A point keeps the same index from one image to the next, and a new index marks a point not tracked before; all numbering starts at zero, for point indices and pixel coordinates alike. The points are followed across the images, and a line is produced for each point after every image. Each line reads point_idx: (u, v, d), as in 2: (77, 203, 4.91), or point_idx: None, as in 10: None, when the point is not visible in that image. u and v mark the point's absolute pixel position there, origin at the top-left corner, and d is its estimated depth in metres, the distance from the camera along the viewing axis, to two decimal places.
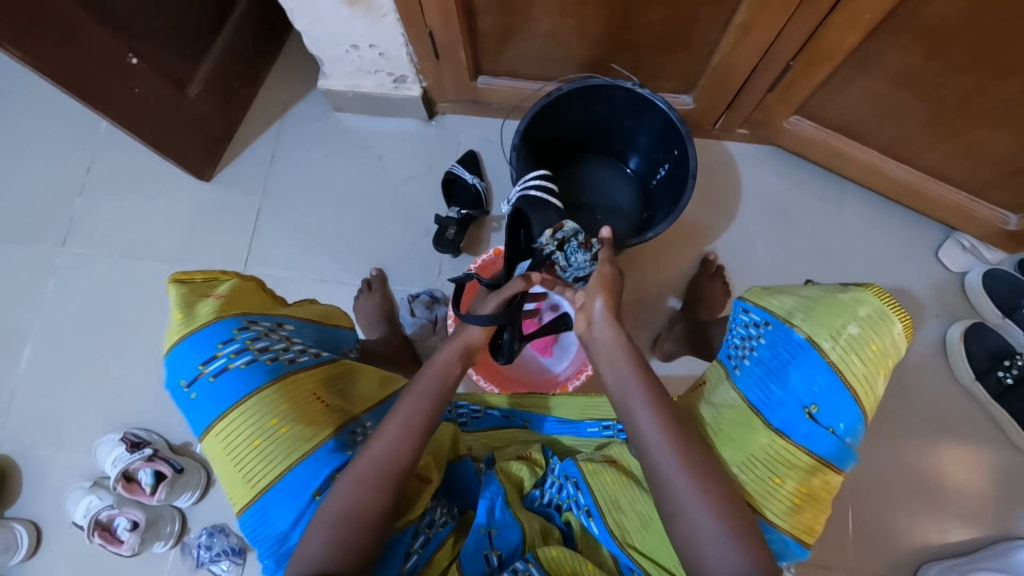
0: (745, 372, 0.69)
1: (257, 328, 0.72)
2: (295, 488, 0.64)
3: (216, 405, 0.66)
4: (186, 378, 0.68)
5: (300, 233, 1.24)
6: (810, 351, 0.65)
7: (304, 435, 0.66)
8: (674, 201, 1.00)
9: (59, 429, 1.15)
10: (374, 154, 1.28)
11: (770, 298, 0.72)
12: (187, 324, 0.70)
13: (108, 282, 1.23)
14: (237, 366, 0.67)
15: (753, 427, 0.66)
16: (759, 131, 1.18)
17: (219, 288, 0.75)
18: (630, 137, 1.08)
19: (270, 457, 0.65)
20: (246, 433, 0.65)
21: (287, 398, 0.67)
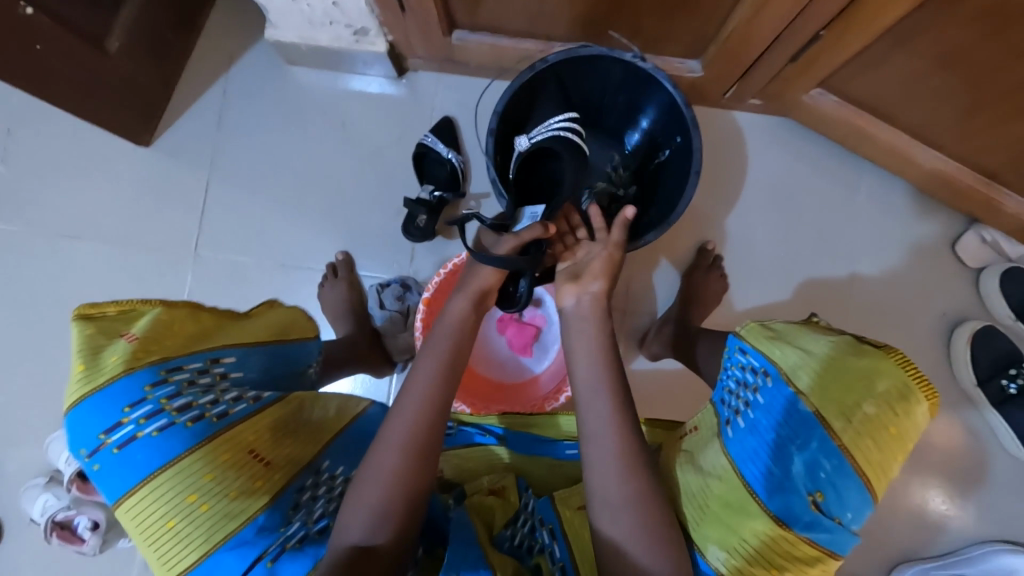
0: (738, 437, 0.61)
1: (179, 377, 0.64)
2: (218, 573, 0.59)
3: (123, 480, 0.59)
4: (87, 448, 0.60)
5: (255, 210, 1.12)
6: (817, 429, 0.56)
7: (228, 511, 0.60)
8: (672, 196, 0.88)
9: (8, 420, 1.09)
10: (336, 118, 1.13)
11: (772, 345, 0.62)
12: (90, 377, 0.61)
13: (44, 262, 1.12)
14: (148, 434, 0.60)
15: (746, 511, 0.58)
16: (774, 103, 1.03)
17: (135, 324, 0.66)
18: (622, 117, 0.94)
19: (189, 539, 0.59)
20: (161, 513, 0.59)
21: (209, 468, 0.60)
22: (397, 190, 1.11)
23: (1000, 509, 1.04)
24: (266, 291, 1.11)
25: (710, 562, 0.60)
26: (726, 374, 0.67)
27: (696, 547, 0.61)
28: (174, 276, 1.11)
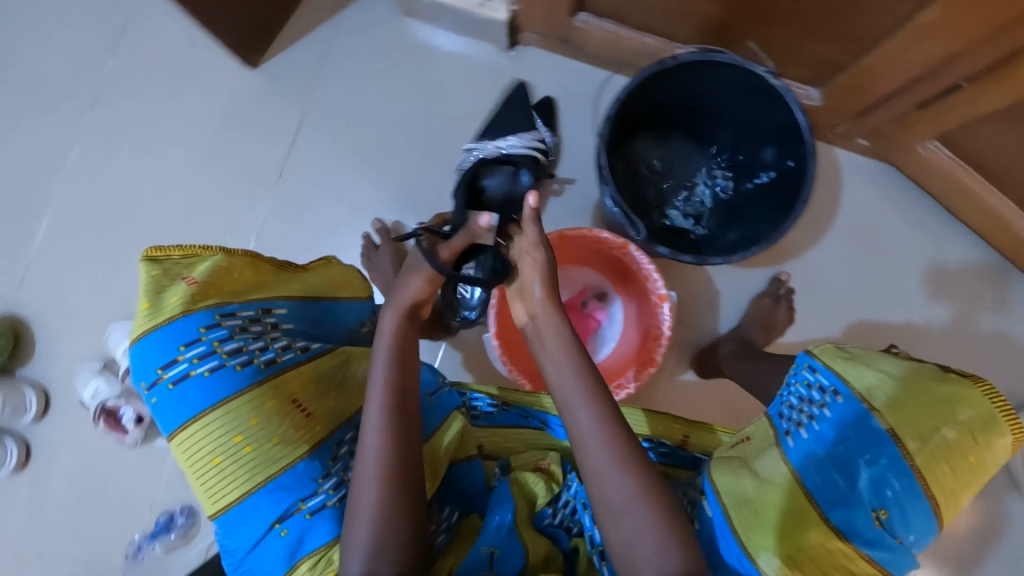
0: (801, 446, 0.60)
1: (231, 324, 0.69)
2: (257, 512, 0.64)
3: (176, 414, 0.65)
4: (147, 380, 0.67)
5: (342, 151, 1.14)
6: (889, 445, 0.57)
7: (268, 457, 0.64)
8: (774, 220, 0.86)
9: (74, 302, 1.14)
10: (439, 76, 1.14)
11: (846, 365, 0.63)
12: (153, 315, 0.68)
13: (135, 160, 1.16)
14: (199, 373, 0.66)
15: (806, 520, 0.57)
16: (882, 146, 1.01)
17: (195, 269, 0.72)
18: (737, 128, 0.92)
19: (232, 477, 0.64)
20: (208, 449, 0.64)
21: (255, 413, 0.65)
22: None
23: None
24: (337, 230, 1.13)
25: (759, 570, 0.57)
26: (787, 390, 0.67)
27: (747, 553, 0.58)
28: (253, 198, 1.14)
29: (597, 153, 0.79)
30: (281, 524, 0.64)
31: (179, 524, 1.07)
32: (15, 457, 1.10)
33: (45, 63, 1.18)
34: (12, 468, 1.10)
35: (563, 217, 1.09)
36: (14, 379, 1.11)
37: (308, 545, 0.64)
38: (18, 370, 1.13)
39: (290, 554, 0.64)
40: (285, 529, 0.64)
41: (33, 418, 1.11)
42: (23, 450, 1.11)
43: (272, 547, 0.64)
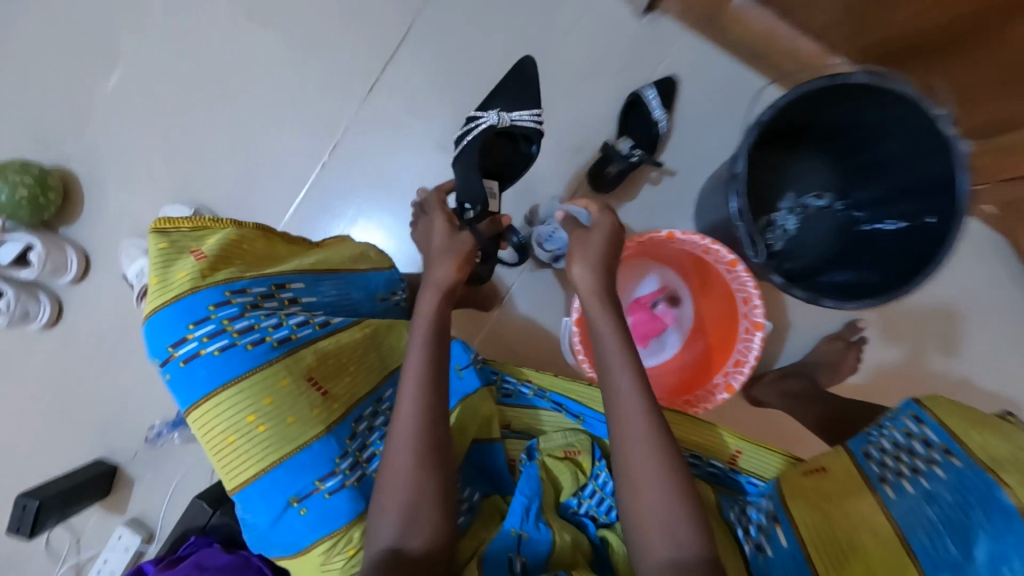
0: (902, 497, 0.63)
1: (245, 297, 0.61)
2: (273, 490, 0.58)
3: (186, 393, 0.58)
4: (160, 358, 0.60)
5: (441, 80, 1.06)
6: (1015, 520, 0.55)
7: (284, 436, 0.58)
8: (887, 271, 0.80)
9: (132, 171, 1.09)
10: (562, 24, 1.04)
11: (963, 429, 0.66)
12: (162, 291, 0.60)
13: (222, 34, 1.08)
14: (210, 352, 0.58)
15: (903, 570, 0.57)
16: (1011, 218, 0.94)
17: (206, 243, 0.64)
18: (875, 167, 0.84)
19: (247, 455, 0.57)
20: (221, 427, 0.58)
21: (269, 392, 0.58)
22: (587, 125, 1.04)
23: None
24: (417, 163, 1.06)
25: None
26: (882, 436, 0.72)
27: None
28: (336, 108, 1.07)
29: (737, 159, 0.74)
30: (297, 502, 0.58)
31: None
32: (47, 315, 1.07)
33: None
34: (41, 325, 1.08)
35: (654, 207, 1.02)
36: (57, 236, 1.07)
37: (327, 524, 0.59)
38: (63, 227, 1.09)
39: (310, 534, 0.58)
40: (303, 508, 0.58)
41: (71, 280, 1.08)
42: (55, 308, 1.08)
43: (291, 527, 0.59)
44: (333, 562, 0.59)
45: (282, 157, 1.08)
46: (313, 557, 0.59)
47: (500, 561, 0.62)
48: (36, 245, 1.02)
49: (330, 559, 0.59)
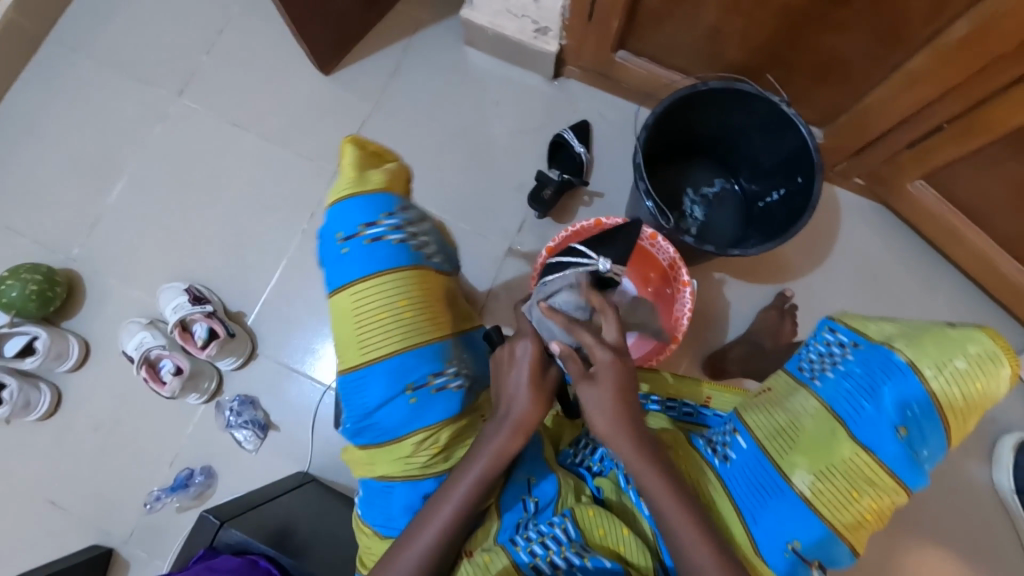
0: (829, 385, 0.66)
1: (415, 213, 0.77)
2: (400, 373, 0.71)
3: (360, 266, 0.71)
4: (343, 232, 0.73)
5: (397, 151, 1.27)
6: (910, 375, 0.62)
7: (422, 329, 0.72)
8: (782, 226, 0.99)
9: (131, 262, 1.22)
10: (491, 96, 1.29)
11: (863, 322, 0.69)
12: (357, 184, 0.74)
13: (210, 142, 1.28)
14: (391, 241, 0.73)
15: (835, 437, 0.63)
16: (876, 185, 1.14)
17: (387, 161, 0.78)
18: (749, 154, 1.06)
19: (389, 333, 0.71)
20: (376, 306, 0.71)
21: (417, 291, 0.73)
22: (525, 168, 1.24)
23: None
24: None
25: (795, 486, 0.63)
26: (805, 348, 0.71)
27: (783, 473, 0.64)
28: (311, 186, 1.26)
29: (636, 152, 0.93)
30: (412, 391, 0.71)
31: (196, 483, 1.09)
32: (47, 404, 1.13)
33: (142, 51, 1.32)
34: (40, 414, 1.13)
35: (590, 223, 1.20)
36: (60, 328, 1.17)
37: (428, 418, 0.70)
38: (64, 320, 1.19)
39: (411, 421, 0.70)
40: (415, 396, 0.71)
41: (71, 367, 1.16)
42: (55, 396, 1.14)
43: (399, 409, 0.70)
44: (418, 455, 0.70)
45: (267, 231, 1.24)
46: (405, 445, 0.70)
47: (514, 504, 0.68)
48: (41, 335, 1.11)
49: (418, 450, 0.70)
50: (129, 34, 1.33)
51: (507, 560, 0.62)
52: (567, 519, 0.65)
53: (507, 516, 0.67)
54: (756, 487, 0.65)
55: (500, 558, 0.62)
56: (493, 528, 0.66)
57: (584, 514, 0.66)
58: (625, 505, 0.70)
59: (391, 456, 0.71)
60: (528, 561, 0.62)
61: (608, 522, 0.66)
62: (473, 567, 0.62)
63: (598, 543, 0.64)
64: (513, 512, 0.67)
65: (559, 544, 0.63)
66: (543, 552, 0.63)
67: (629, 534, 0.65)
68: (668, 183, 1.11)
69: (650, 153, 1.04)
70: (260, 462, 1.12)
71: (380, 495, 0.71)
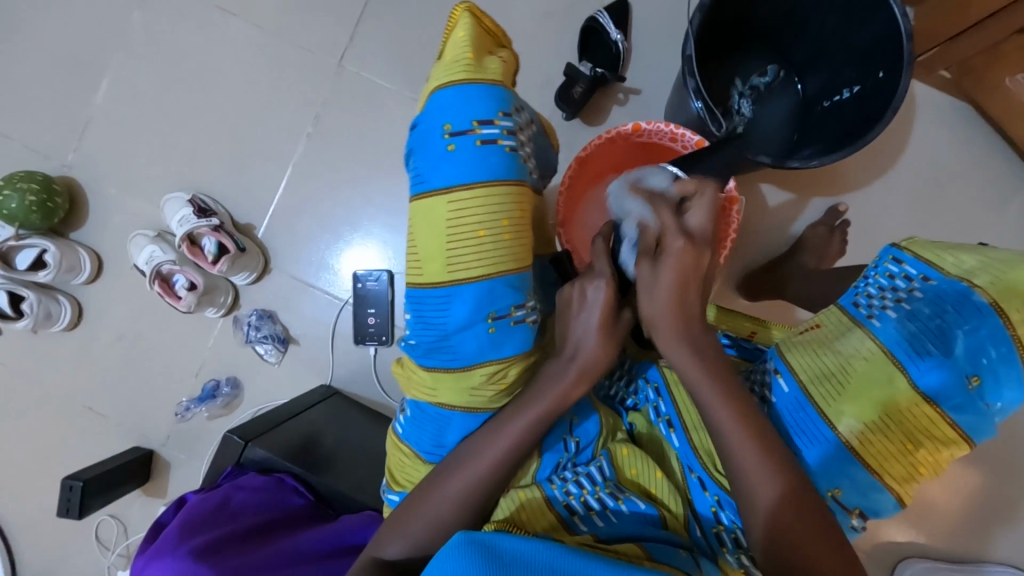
0: (891, 324, 0.57)
1: (525, 118, 0.63)
2: (487, 299, 0.58)
3: (465, 169, 0.57)
4: (453, 124, 0.58)
5: (406, 40, 1.11)
6: (991, 317, 0.53)
7: (517, 256, 0.60)
8: (848, 130, 0.85)
9: (130, 170, 1.15)
10: None
11: (937, 253, 0.59)
12: (474, 69, 0.60)
13: (196, 30, 1.14)
14: (504, 146, 0.59)
15: (893, 383, 0.55)
16: (964, 80, 0.98)
17: (504, 49, 0.64)
18: (820, 46, 0.90)
19: (485, 254, 0.58)
20: (477, 219, 0.58)
21: (522, 210, 0.60)
22: (552, 59, 1.08)
23: (1010, 538, 1.07)
24: (394, 122, 1.12)
25: (840, 434, 0.56)
26: (863, 282, 0.63)
27: (827, 420, 0.57)
28: (313, 83, 1.13)
29: (687, 41, 0.77)
30: (493, 320, 0.59)
31: (223, 393, 1.11)
32: (68, 316, 1.13)
33: None
34: (64, 326, 1.13)
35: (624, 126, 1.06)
36: (68, 240, 1.13)
37: (504, 352, 0.60)
38: (72, 232, 1.15)
39: (487, 353, 0.59)
40: (495, 327, 0.59)
41: (86, 280, 1.14)
42: (76, 309, 1.14)
43: (476, 339, 0.59)
44: (484, 389, 0.61)
45: (269, 135, 1.13)
46: (473, 376, 0.60)
47: (556, 444, 0.63)
48: (50, 248, 1.08)
49: (486, 384, 0.60)
50: None
51: (540, 496, 0.58)
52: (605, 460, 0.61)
53: (547, 456, 0.63)
54: (796, 432, 0.59)
55: (533, 494, 0.58)
56: (532, 467, 0.62)
57: (619, 453, 0.62)
58: (657, 447, 0.66)
59: (456, 385, 0.60)
60: (562, 499, 0.57)
61: (642, 463, 0.62)
62: (507, 503, 0.59)
63: (629, 482, 0.61)
64: (554, 451, 0.63)
65: (593, 484, 0.59)
66: (577, 492, 0.58)
67: (662, 479, 0.60)
68: (717, 79, 0.96)
69: (704, 41, 0.88)
70: (283, 375, 1.13)
71: (431, 421, 0.63)
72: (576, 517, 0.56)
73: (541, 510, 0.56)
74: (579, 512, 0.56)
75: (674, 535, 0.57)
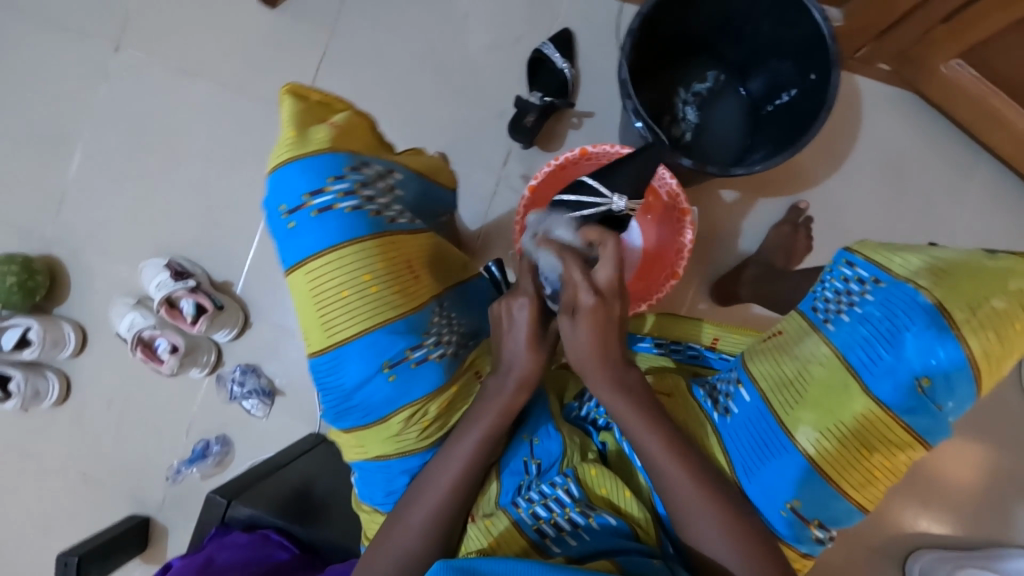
0: (844, 330, 0.58)
1: (368, 172, 0.71)
2: (373, 351, 0.66)
3: (312, 240, 0.66)
4: (287, 204, 0.67)
5: (362, 88, 1.14)
6: (938, 319, 0.53)
7: (391, 302, 0.67)
8: (790, 133, 0.88)
9: (107, 242, 1.17)
10: (458, 11, 1.13)
11: (886, 254, 0.59)
12: (299, 145, 0.68)
13: (161, 101, 1.18)
14: (343, 209, 0.67)
15: (848, 392, 0.56)
16: (903, 70, 0.99)
17: (333, 117, 0.73)
18: (759, 50, 0.92)
19: (355, 311, 0.66)
20: (336, 282, 0.65)
21: (383, 258, 0.67)
22: (505, 92, 1.11)
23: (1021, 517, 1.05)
24: None
25: (799, 444, 0.57)
26: (819, 285, 0.63)
27: (785, 428, 0.58)
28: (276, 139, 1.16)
29: (621, 66, 0.82)
30: (390, 368, 0.66)
31: (213, 451, 1.12)
32: (57, 391, 1.14)
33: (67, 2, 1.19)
34: (53, 401, 1.15)
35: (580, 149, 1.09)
36: (52, 316, 1.15)
37: (412, 394, 0.67)
38: (55, 307, 1.17)
39: (395, 399, 0.67)
40: (394, 374, 0.66)
41: (71, 354, 1.16)
42: (63, 383, 1.15)
43: (379, 390, 0.67)
44: (408, 432, 0.68)
45: (239, 194, 1.16)
46: (392, 424, 0.68)
47: (514, 465, 0.66)
48: (34, 326, 1.10)
49: (407, 428, 0.68)
50: None
51: (508, 521, 0.60)
52: (570, 479, 0.62)
53: (508, 480, 0.65)
54: (757, 443, 0.60)
55: (500, 520, 0.60)
56: (493, 491, 0.65)
57: (588, 474, 0.63)
58: (627, 465, 0.66)
59: (379, 436, 0.69)
60: (530, 522, 0.59)
61: (612, 481, 0.62)
62: (476, 532, 0.61)
63: (601, 501, 0.61)
64: (513, 474, 0.65)
65: (562, 505, 0.60)
66: (546, 514, 0.59)
67: (631, 498, 0.61)
68: (662, 91, 0.99)
69: (642, 58, 0.91)
70: (272, 427, 1.13)
71: (379, 474, 0.70)
72: (548, 539, 0.57)
73: (511, 534, 0.58)
74: (551, 534, 0.58)
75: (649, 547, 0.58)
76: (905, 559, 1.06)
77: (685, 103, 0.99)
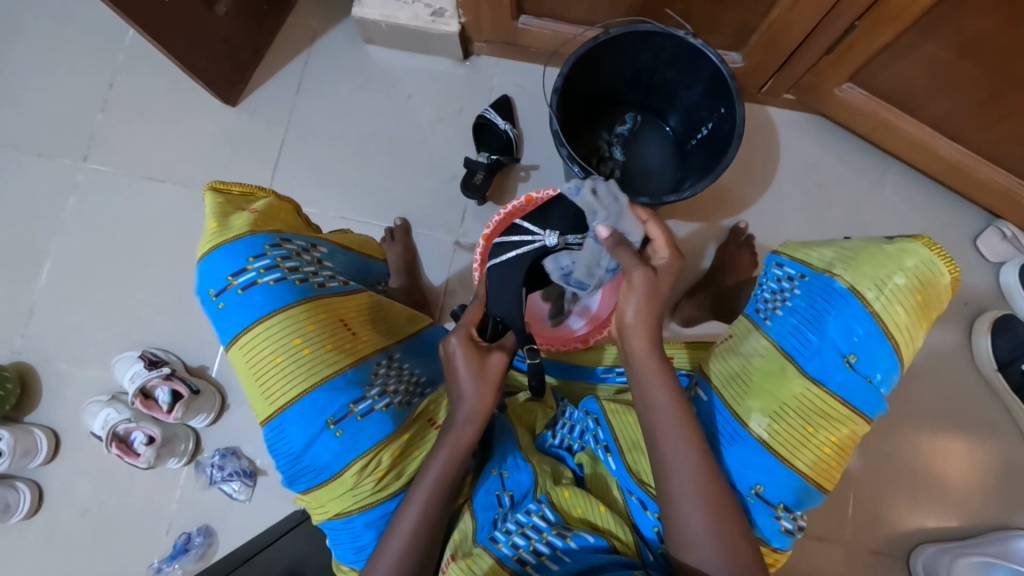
0: (778, 322, 0.71)
1: (290, 247, 0.77)
2: (315, 411, 0.70)
3: (242, 317, 0.72)
4: (215, 287, 0.73)
5: (322, 168, 1.22)
6: (851, 299, 0.67)
7: (325, 360, 0.71)
8: (711, 162, 0.97)
9: (79, 343, 1.18)
10: (403, 91, 1.24)
11: (806, 251, 0.73)
12: (221, 234, 0.75)
13: (130, 202, 1.24)
14: (266, 282, 0.72)
15: (788, 375, 0.68)
16: (806, 97, 1.11)
17: (254, 203, 0.80)
18: (672, 93, 1.03)
19: (290, 374, 0.70)
20: (270, 350, 0.71)
21: (312, 320, 0.72)
22: (455, 157, 1.20)
23: (1012, 495, 1.06)
24: None
25: (753, 431, 0.67)
26: (759, 288, 0.76)
27: (740, 420, 0.68)
28: None
29: (551, 120, 0.91)
30: (335, 424, 0.70)
31: (196, 544, 1.08)
32: (28, 502, 1.10)
33: (36, 124, 1.26)
34: (24, 514, 1.10)
35: None
36: (23, 424, 1.13)
37: (361, 445, 0.70)
38: (26, 415, 1.16)
39: (344, 453, 0.70)
40: (339, 429, 0.70)
41: (43, 461, 1.13)
42: (36, 493, 1.12)
43: (327, 447, 0.70)
44: (363, 484, 0.70)
45: None
46: (346, 479, 0.70)
47: (489, 501, 0.69)
48: (4, 436, 1.08)
49: (362, 480, 0.70)
50: (19, 110, 1.27)
51: (490, 559, 0.63)
52: (545, 505, 0.68)
53: (482, 516, 0.69)
54: (718, 436, 0.70)
55: (483, 559, 0.63)
56: (470, 531, 0.68)
57: (562, 496, 0.69)
58: (602, 482, 0.74)
59: (336, 493, 0.70)
60: (512, 554, 0.64)
61: (584, 500, 0.69)
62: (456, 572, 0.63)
63: (577, 521, 0.68)
64: (488, 509, 0.69)
65: (540, 531, 0.65)
66: (525, 543, 0.65)
67: (606, 512, 0.69)
68: (591, 136, 1.09)
69: (568, 112, 1.01)
70: (256, 508, 1.10)
71: (345, 532, 0.71)
72: (530, 567, 0.63)
73: (494, 570, 0.62)
74: (531, 562, 0.63)
75: (629, 558, 0.65)
76: (907, 557, 1.05)
77: (612, 143, 1.09)
